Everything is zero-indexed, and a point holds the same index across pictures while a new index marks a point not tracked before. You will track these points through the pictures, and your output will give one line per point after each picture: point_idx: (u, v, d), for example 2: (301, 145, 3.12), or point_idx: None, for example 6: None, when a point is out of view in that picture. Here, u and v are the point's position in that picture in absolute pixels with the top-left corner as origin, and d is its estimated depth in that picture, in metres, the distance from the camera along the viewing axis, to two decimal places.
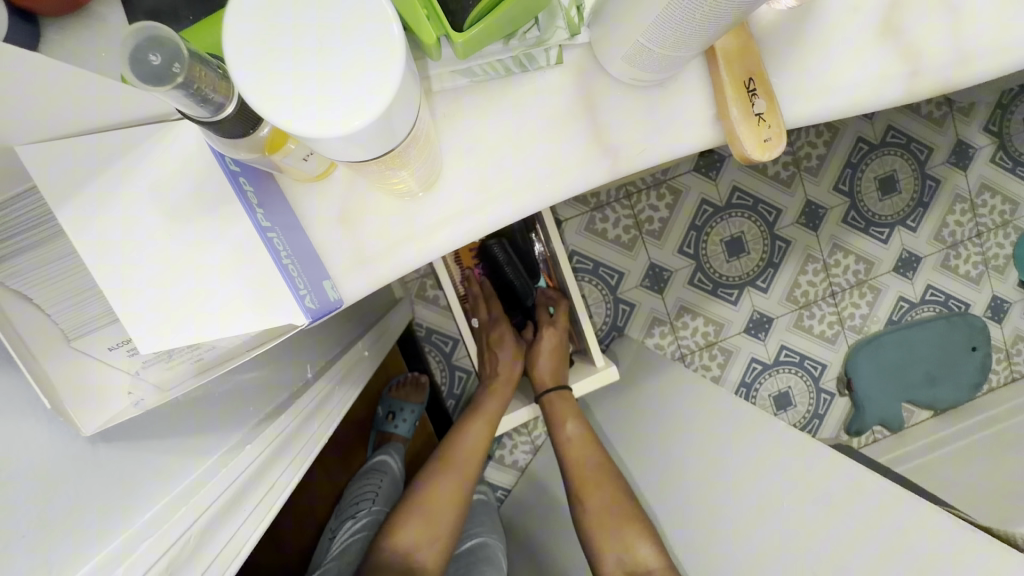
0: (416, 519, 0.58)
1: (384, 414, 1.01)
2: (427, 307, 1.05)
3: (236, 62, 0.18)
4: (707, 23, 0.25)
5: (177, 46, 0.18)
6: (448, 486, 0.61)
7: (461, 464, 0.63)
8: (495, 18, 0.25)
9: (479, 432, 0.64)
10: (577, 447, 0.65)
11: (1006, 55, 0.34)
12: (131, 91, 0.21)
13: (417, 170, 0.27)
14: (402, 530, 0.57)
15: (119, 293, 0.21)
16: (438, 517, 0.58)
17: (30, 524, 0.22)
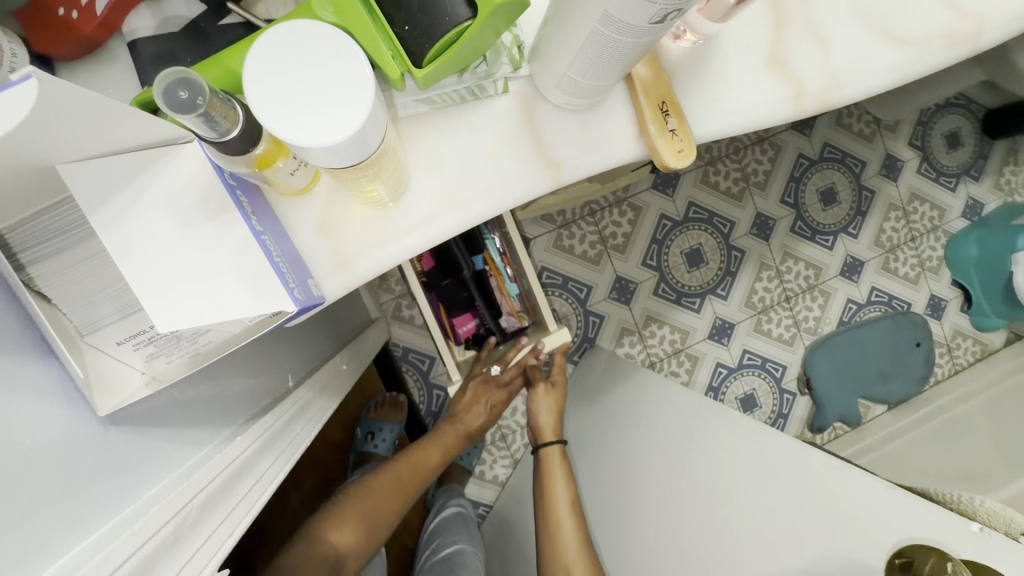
0: (353, 519, 0.62)
1: (363, 435, 1.03)
2: (403, 327, 1.10)
3: (249, 67, 0.23)
4: (615, 59, 0.31)
5: (202, 84, 0.23)
6: (393, 490, 0.67)
7: (412, 478, 0.70)
8: (447, 59, 0.30)
9: (433, 457, 0.74)
10: (561, 507, 0.72)
11: (878, 79, 0.42)
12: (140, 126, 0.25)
13: (388, 181, 0.33)
14: (343, 525, 0.60)
15: (140, 284, 0.25)
16: (377, 521, 0.64)
17: (54, 492, 0.25)
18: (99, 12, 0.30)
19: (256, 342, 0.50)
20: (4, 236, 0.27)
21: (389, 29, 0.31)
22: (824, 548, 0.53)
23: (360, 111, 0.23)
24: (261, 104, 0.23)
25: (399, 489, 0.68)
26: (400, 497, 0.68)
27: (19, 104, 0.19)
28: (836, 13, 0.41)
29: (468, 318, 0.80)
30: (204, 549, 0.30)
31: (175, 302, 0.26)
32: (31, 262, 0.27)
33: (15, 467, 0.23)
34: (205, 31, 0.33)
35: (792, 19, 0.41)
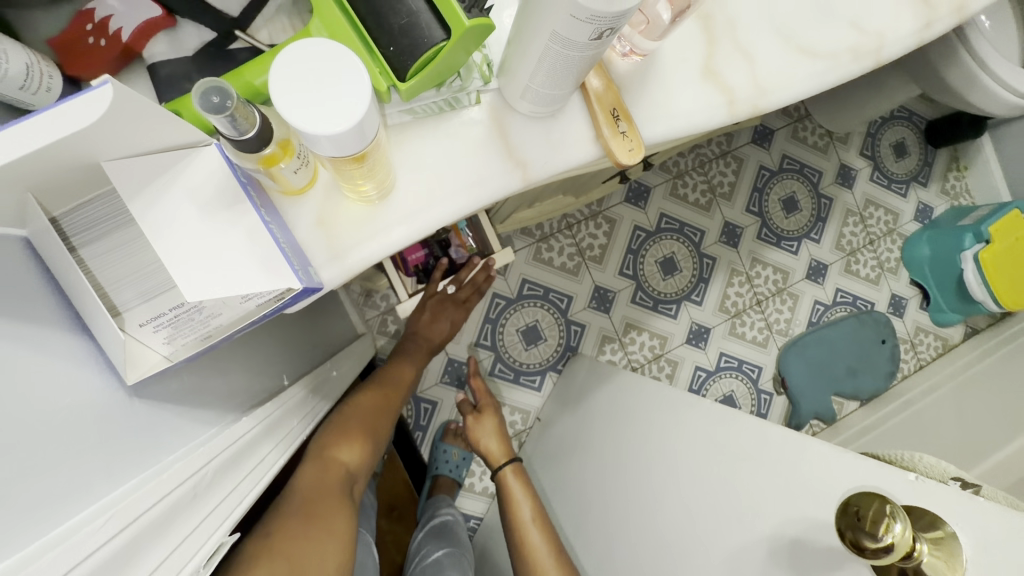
0: (355, 438, 0.65)
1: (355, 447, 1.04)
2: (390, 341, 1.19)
3: (274, 70, 0.28)
4: (564, 68, 0.37)
5: (231, 91, 0.28)
6: (380, 408, 0.74)
7: (393, 395, 0.80)
8: (426, 73, 0.36)
9: (406, 373, 0.87)
10: (529, 524, 0.81)
11: (803, 85, 0.49)
12: (167, 134, 0.30)
13: (377, 179, 0.38)
14: (349, 440, 0.64)
15: (168, 260, 0.30)
16: (375, 434, 0.70)
17: (70, 451, 0.28)
18: (125, 38, 0.36)
19: (253, 341, 0.54)
20: (59, 222, 0.30)
21: (376, 50, 0.36)
22: (787, 515, 0.56)
23: (361, 95, 0.29)
24: (279, 101, 0.28)
25: (385, 404, 0.76)
26: (388, 409, 0.76)
27: (94, 103, 0.24)
28: (758, 31, 0.48)
29: (417, 248, 0.94)
30: (216, 511, 0.34)
31: (198, 278, 0.30)
32: (78, 246, 0.30)
33: (56, 418, 0.28)
34: (214, 56, 0.38)
35: (721, 38, 0.47)
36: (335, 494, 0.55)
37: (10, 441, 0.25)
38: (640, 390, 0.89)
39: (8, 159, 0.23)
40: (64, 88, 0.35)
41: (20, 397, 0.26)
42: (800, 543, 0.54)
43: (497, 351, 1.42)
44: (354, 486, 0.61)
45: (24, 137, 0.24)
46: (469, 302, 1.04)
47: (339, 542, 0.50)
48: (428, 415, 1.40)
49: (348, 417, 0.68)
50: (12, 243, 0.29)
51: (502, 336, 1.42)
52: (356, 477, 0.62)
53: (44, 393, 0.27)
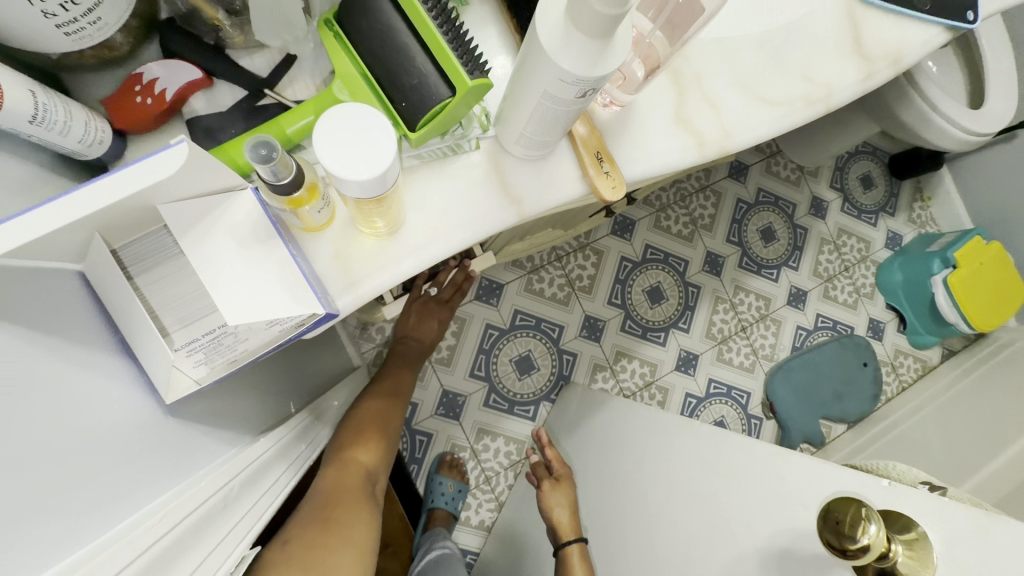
0: (370, 438, 0.72)
1: None
2: None
3: (319, 129, 0.33)
4: (553, 118, 0.42)
5: (275, 144, 0.33)
6: (390, 406, 0.81)
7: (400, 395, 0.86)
8: (433, 125, 0.41)
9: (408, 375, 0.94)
10: None
11: (766, 129, 0.56)
12: (215, 182, 0.34)
13: (388, 218, 0.42)
14: (365, 441, 0.70)
15: (212, 290, 0.34)
16: (389, 432, 0.76)
17: (106, 465, 0.30)
18: (168, 98, 0.41)
19: (267, 369, 0.58)
20: (117, 253, 0.33)
21: (389, 105, 0.42)
22: (776, 526, 0.59)
23: (391, 148, 0.33)
24: (322, 154, 0.33)
25: (394, 403, 0.82)
26: (396, 405, 0.82)
27: (174, 159, 0.29)
28: (724, 84, 0.55)
29: None
30: (240, 524, 0.37)
31: (236, 305, 0.34)
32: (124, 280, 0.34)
33: (100, 435, 0.30)
34: (245, 109, 0.43)
35: (690, 90, 0.54)
36: (356, 496, 0.61)
37: (59, 451, 0.27)
38: (633, 413, 0.92)
39: (102, 205, 0.28)
40: (112, 141, 0.39)
41: (68, 411, 0.29)
42: (790, 552, 0.57)
43: (491, 382, 1.46)
44: (374, 481, 0.68)
45: (117, 185, 0.28)
46: (453, 299, 1.12)
47: (362, 537, 0.57)
48: (423, 447, 1.41)
49: (361, 419, 0.74)
50: (69, 275, 0.32)
51: (496, 366, 1.46)
52: (374, 476, 0.69)
53: (91, 409, 0.30)
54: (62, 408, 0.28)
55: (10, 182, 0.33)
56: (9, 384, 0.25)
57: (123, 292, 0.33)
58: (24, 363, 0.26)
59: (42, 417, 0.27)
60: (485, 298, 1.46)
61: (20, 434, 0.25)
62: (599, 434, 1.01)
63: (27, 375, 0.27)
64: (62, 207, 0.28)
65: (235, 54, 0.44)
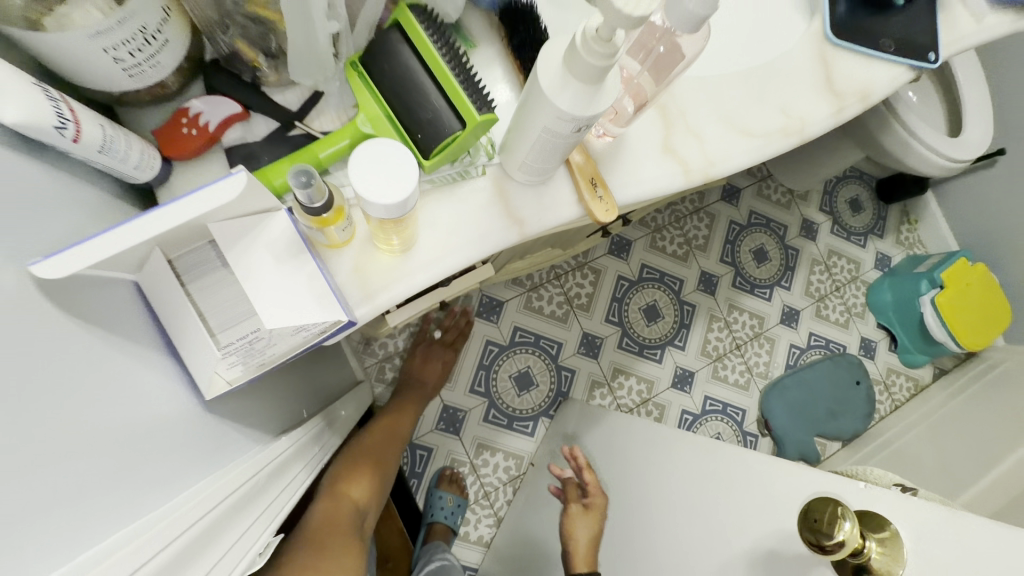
0: (362, 474, 0.77)
1: None
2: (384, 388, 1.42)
3: (353, 159, 0.38)
4: (551, 149, 0.47)
5: (314, 173, 0.38)
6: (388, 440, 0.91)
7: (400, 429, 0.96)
8: (445, 154, 0.46)
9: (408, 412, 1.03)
10: None
11: (747, 157, 0.61)
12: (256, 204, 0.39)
13: (403, 237, 0.47)
14: (357, 475, 0.77)
15: (252, 298, 0.39)
16: (384, 467, 0.84)
17: (152, 452, 0.34)
18: (211, 129, 0.46)
19: (286, 376, 0.62)
20: (172, 261, 0.38)
21: (406, 135, 0.47)
22: (764, 530, 0.62)
23: (412, 176, 0.38)
24: (354, 180, 0.38)
25: (393, 436, 0.92)
26: (395, 440, 0.92)
27: (236, 183, 0.34)
28: (708, 117, 0.61)
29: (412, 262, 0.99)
30: (264, 515, 0.41)
31: (273, 310, 0.38)
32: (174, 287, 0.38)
33: (146, 427, 0.34)
34: (278, 139, 0.48)
35: (677, 122, 0.59)
36: (344, 525, 0.66)
37: (114, 435, 0.32)
38: (631, 427, 0.96)
39: (183, 220, 0.34)
40: (158, 166, 0.44)
41: (122, 402, 0.33)
42: (776, 554, 0.60)
43: (491, 398, 1.49)
44: (362, 513, 0.73)
45: (194, 204, 0.34)
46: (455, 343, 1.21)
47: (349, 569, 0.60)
48: (423, 462, 1.43)
49: (357, 455, 0.81)
50: (124, 284, 0.37)
51: (496, 382, 1.50)
52: (361, 510, 0.73)
53: (138, 402, 0.34)
54: (113, 400, 0.32)
55: (79, 202, 0.37)
56: (70, 376, 0.30)
57: (175, 297, 0.38)
58: (81, 357, 0.31)
59: (99, 406, 0.31)
60: (485, 315, 1.50)
61: (83, 421, 0.29)
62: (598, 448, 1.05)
63: (82, 368, 0.31)
64: (153, 221, 0.33)
65: (269, 90, 0.49)
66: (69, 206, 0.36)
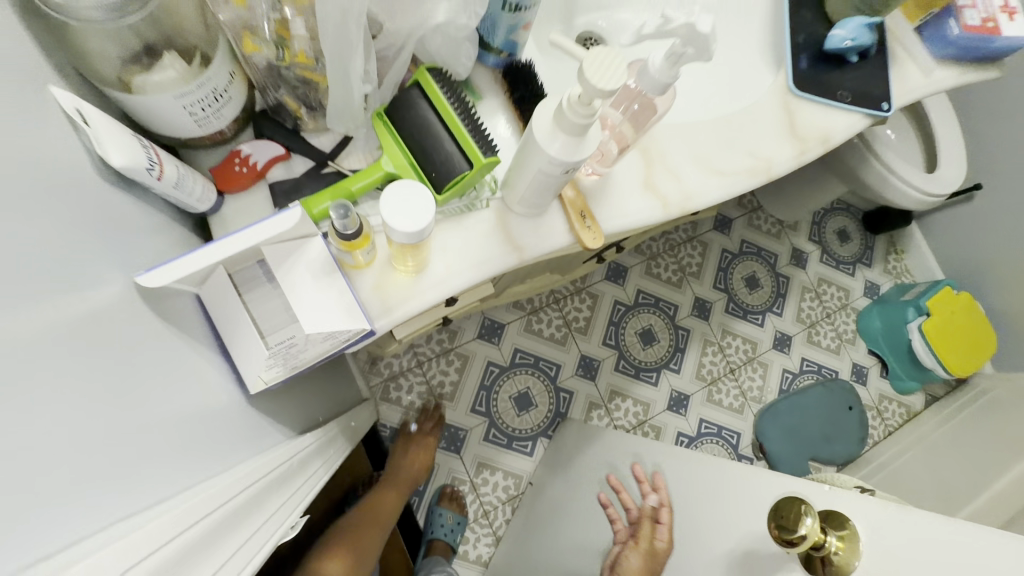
0: (338, 556, 0.96)
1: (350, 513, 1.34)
2: (391, 406, 1.50)
3: (384, 194, 0.47)
4: (545, 187, 0.56)
5: (350, 207, 0.47)
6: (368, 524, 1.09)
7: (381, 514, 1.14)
8: (455, 190, 0.54)
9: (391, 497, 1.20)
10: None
11: (722, 192, 0.70)
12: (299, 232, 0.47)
13: (417, 260, 0.55)
14: (335, 556, 0.96)
15: (294, 308, 0.46)
16: (362, 551, 1.02)
17: (203, 442, 0.40)
18: (259, 167, 0.54)
19: (308, 384, 0.69)
20: (231, 275, 0.46)
21: (422, 173, 0.55)
22: (746, 533, 0.67)
23: (430, 210, 0.46)
24: (384, 212, 0.46)
25: (375, 523, 1.11)
26: (376, 525, 1.10)
27: (290, 218, 0.44)
28: (687, 159, 0.69)
29: None
30: (288, 503, 0.48)
31: (312, 318, 0.46)
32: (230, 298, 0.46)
33: (193, 417, 0.41)
34: (314, 175, 0.57)
35: (658, 162, 0.68)
36: None
37: (171, 420, 0.38)
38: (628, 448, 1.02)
39: (248, 245, 0.44)
40: (213, 198, 0.53)
41: (179, 390, 0.40)
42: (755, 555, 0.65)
43: (491, 417, 1.54)
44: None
45: (258, 232, 0.44)
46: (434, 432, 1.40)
47: None
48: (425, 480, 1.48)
49: (337, 542, 1.00)
50: (187, 296, 0.46)
51: (496, 403, 1.55)
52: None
53: (190, 396, 0.41)
54: (170, 396, 0.39)
55: (153, 228, 0.45)
56: (138, 367, 0.37)
57: (231, 306, 0.46)
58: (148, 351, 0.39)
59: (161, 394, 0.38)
60: (487, 337, 1.57)
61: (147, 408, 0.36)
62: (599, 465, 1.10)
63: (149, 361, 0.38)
64: (226, 245, 0.43)
65: (307, 134, 0.58)
66: (146, 230, 0.44)
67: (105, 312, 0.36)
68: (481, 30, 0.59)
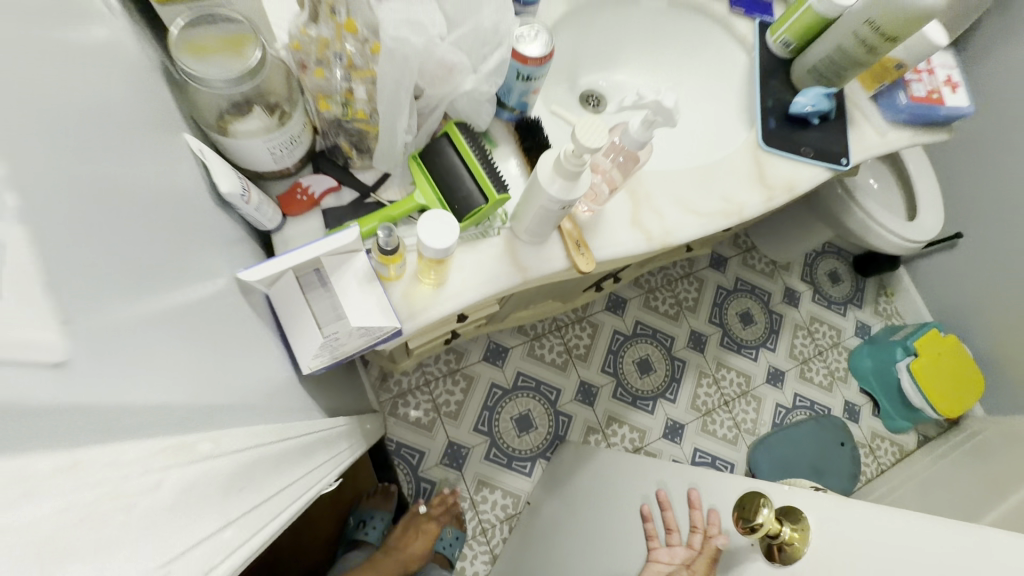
0: None
1: (357, 523, 1.44)
2: (399, 421, 1.59)
3: (421, 220, 0.59)
4: (545, 219, 0.68)
5: (391, 229, 0.59)
6: None
7: None
8: (472, 219, 0.67)
9: None
10: None
11: (699, 231, 0.82)
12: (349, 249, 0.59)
13: (438, 276, 0.67)
14: None
15: (344, 306, 0.58)
16: None
17: (264, 412, 0.51)
18: (315, 195, 0.67)
19: (334, 382, 0.80)
20: (298, 277, 0.58)
21: (446, 205, 0.67)
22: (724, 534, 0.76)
23: (455, 232, 0.58)
24: (420, 232, 0.58)
25: None
26: None
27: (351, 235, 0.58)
28: (669, 202, 0.82)
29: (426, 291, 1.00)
30: (313, 472, 0.58)
31: (359, 315, 0.58)
32: (292, 298, 0.57)
33: (258, 389, 0.51)
34: (359, 205, 0.69)
35: (644, 203, 0.80)
36: None
37: (244, 396, 0.49)
38: (623, 466, 1.11)
39: (321, 252, 0.57)
40: (278, 219, 0.65)
41: (249, 365, 0.51)
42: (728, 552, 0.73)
43: (492, 437, 1.62)
44: None
45: (330, 244, 0.57)
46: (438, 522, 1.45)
47: None
48: (427, 494, 1.55)
49: None
50: (258, 293, 0.57)
51: (498, 423, 1.64)
52: None
53: (257, 372, 0.52)
54: (244, 372, 0.50)
55: (236, 240, 0.57)
56: (225, 352, 0.47)
57: (294, 303, 0.57)
58: (230, 341, 0.49)
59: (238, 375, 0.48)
60: (491, 359, 1.68)
61: (229, 383, 0.46)
62: (598, 480, 1.18)
63: (229, 350, 0.48)
64: (300, 252, 0.56)
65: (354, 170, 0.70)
66: (232, 243, 0.56)
67: (208, 302, 0.47)
68: (499, 92, 0.72)
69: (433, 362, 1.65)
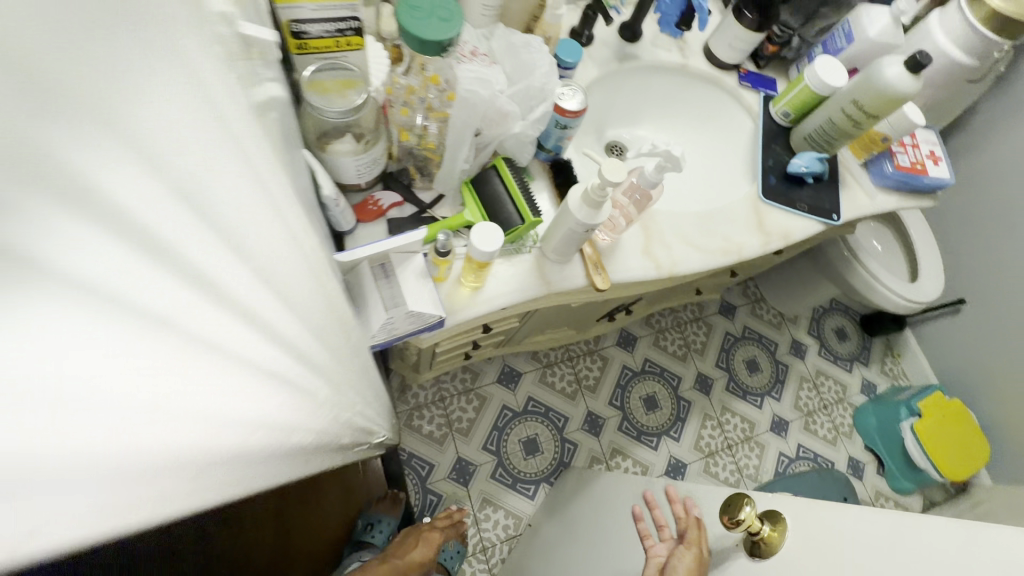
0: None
1: (365, 525, 1.42)
2: (413, 433, 1.68)
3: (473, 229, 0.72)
4: (571, 241, 0.81)
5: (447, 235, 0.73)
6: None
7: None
8: (511, 234, 0.80)
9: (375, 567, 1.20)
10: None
11: (700, 266, 0.95)
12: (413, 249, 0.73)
13: (477, 280, 0.80)
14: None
15: (405, 295, 0.71)
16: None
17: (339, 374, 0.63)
18: (383, 207, 0.82)
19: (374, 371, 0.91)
20: (372, 267, 0.72)
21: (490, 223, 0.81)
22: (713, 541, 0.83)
23: (499, 240, 0.72)
24: (473, 239, 0.72)
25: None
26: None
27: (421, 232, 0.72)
28: (676, 239, 0.95)
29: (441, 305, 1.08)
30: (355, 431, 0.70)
31: (416, 303, 0.71)
32: (364, 286, 0.71)
33: None
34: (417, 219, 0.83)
35: (655, 238, 0.93)
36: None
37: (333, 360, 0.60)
38: (625, 484, 1.18)
39: (396, 245, 0.71)
40: (352, 225, 0.79)
41: None
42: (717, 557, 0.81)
43: (499, 457, 1.70)
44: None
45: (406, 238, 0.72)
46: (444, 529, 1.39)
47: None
48: (432, 507, 1.62)
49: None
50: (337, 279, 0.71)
51: (506, 444, 1.72)
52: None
53: None
54: None
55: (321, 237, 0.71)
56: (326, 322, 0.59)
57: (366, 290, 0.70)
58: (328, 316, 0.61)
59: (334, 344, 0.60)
60: (504, 382, 1.78)
61: None
62: (602, 499, 1.25)
63: None
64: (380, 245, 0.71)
65: (416, 191, 0.85)
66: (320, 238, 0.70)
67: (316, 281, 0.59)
68: (540, 137, 0.88)
69: (449, 379, 1.75)
